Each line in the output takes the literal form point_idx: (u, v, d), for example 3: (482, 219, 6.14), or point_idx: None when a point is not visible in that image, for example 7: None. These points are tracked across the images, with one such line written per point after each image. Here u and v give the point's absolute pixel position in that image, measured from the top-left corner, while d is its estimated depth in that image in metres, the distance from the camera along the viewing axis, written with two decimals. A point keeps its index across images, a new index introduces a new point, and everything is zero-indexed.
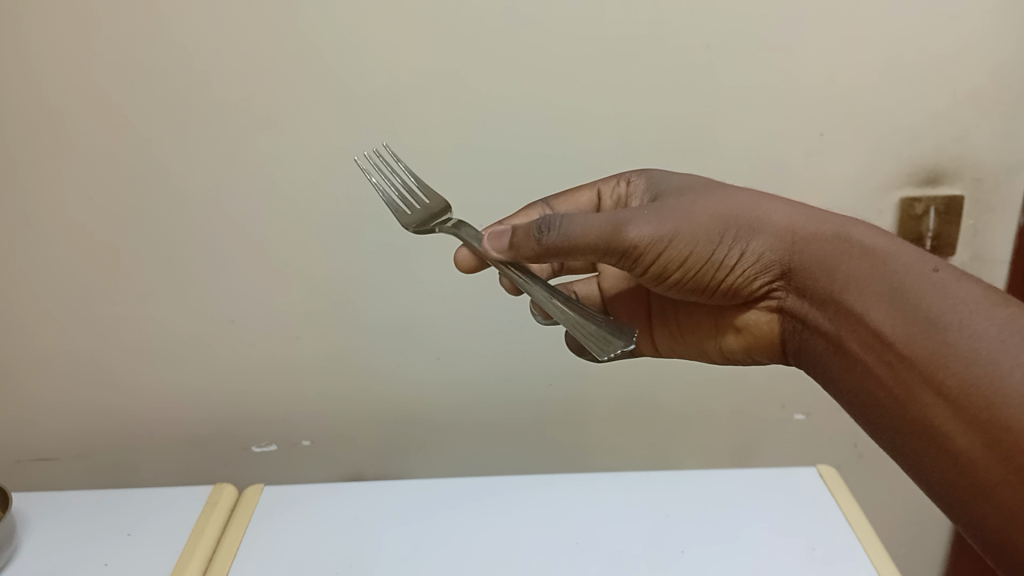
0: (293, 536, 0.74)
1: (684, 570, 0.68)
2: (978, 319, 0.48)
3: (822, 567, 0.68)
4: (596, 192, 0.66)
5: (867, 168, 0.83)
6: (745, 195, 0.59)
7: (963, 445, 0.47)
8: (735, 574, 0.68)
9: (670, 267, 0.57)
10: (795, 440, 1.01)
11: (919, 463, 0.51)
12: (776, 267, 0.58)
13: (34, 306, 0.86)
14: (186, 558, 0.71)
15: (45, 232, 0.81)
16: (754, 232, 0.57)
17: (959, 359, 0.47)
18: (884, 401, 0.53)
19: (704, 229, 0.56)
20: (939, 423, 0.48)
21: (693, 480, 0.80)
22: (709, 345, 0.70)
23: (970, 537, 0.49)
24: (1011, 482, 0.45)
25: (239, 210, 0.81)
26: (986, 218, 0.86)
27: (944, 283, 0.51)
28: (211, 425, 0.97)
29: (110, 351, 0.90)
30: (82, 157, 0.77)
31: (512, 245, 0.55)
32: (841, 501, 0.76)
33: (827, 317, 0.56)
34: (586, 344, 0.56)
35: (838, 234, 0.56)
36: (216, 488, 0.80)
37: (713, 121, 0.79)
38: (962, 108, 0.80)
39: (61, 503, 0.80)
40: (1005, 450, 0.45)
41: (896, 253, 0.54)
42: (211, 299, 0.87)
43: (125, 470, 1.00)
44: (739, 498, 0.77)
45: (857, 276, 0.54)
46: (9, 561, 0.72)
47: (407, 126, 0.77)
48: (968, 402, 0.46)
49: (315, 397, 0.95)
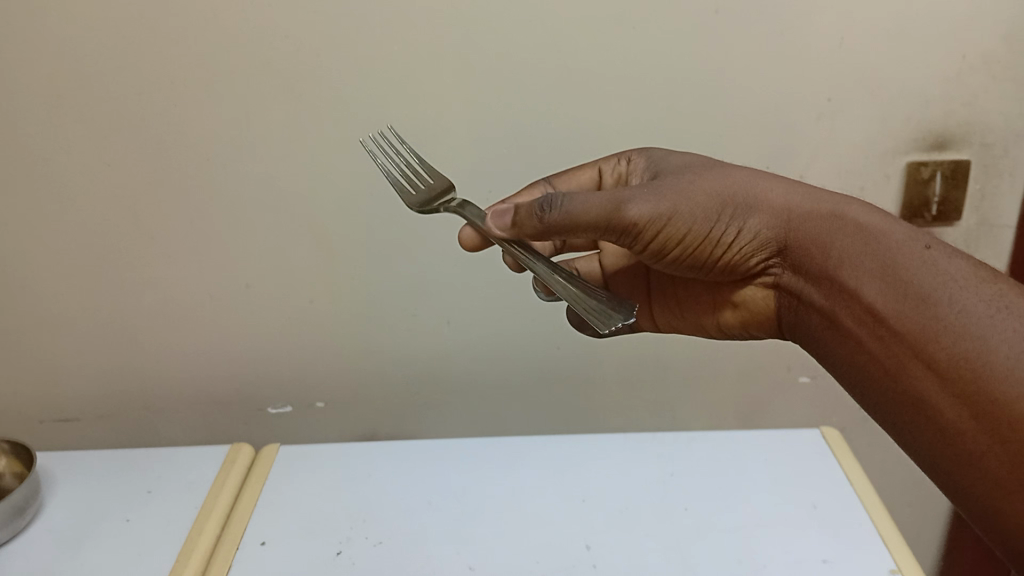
0: (310, 491, 0.76)
1: (687, 526, 0.70)
2: (968, 296, 0.50)
3: (823, 524, 0.70)
4: (596, 170, 0.67)
5: (875, 133, 0.84)
6: (741, 173, 0.60)
7: (952, 417, 0.49)
8: (736, 529, 0.70)
9: (669, 244, 0.58)
10: (800, 402, 1.03)
11: (909, 434, 0.52)
12: (772, 245, 0.59)
13: (54, 269, 0.88)
14: (206, 513, 0.73)
15: (64, 196, 0.83)
16: (751, 209, 0.58)
17: (949, 333, 0.49)
18: (875, 375, 0.54)
19: (703, 208, 0.57)
20: (929, 395, 0.50)
21: (698, 440, 0.82)
22: (708, 320, 0.71)
23: (958, 508, 0.51)
24: (997, 452, 0.47)
25: (254, 175, 0.82)
26: (993, 183, 0.86)
27: (934, 260, 0.52)
28: (228, 386, 0.99)
29: (128, 314, 0.92)
30: (99, 122, 0.78)
31: (515, 224, 0.55)
32: (843, 461, 0.78)
33: (821, 293, 0.57)
34: (587, 319, 0.58)
35: (833, 212, 0.57)
36: (234, 448, 0.82)
37: (723, 85, 0.80)
38: (970, 73, 0.80)
39: (83, 461, 0.82)
40: (993, 421, 0.46)
41: (889, 230, 0.55)
42: (227, 263, 0.88)
43: (144, 430, 1.02)
44: (743, 458, 0.79)
45: (851, 253, 0.55)
46: (36, 515, 0.74)
47: (419, 91, 0.78)
48: (957, 376, 0.48)
49: (328, 360, 0.97)
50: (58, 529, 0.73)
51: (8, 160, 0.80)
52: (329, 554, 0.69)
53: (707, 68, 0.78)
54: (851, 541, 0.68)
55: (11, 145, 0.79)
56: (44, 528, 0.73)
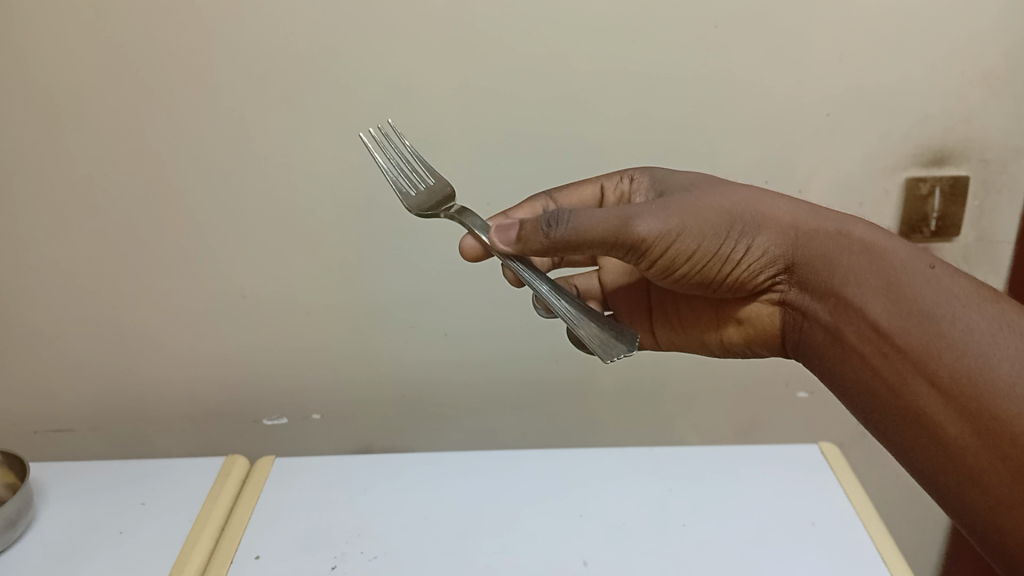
0: (305, 505, 0.76)
1: (685, 541, 0.70)
2: (972, 314, 0.50)
3: (820, 541, 0.69)
4: (599, 187, 0.67)
5: (875, 149, 0.84)
6: (749, 192, 0.60)
7: (953, 434, 0.48)
8: (733, 546, 0.69)
9: (677, 261, 0.57)
10: (798, 418, 1.03)
11: (911, 452, 0.52)
12: (780, 262, 0.59)
13: (51, 279, 0.87)
14: (201, 525, 0.73)
15: (62, 205, 0.82)
16: (758, 226, 0.58)
17: (951, 350, 0.49)
18: (878, 392, 0.54)
19: (711, 225, 0.57)
20: (932, 413, 0.50)
21: (695, 455, 0.81)
22: (711, 337, 0.71)
23: (959, 523, 0.50)
24: (998, 470, 0.46)
25: (253, 187, 0.82)
26: (992, 199, 0.86)
27: (938, 279, 0.52)
28: (224, 398, 0.98)
29: (125, 324, 0.91)
30: (100, 133, 0.78)
31: (521, 238, 0.55)
32: (841, 476, 0.77)
33: (827, 310, 0.57)
34: (589, 346, 0.57)
35: (839, 230, 0.57)
36: (229, 460, 0.81)
37: (723, 100, 0.80)
38: (969, 90, 0.81)
39: (77, 472, 0.81)
40: (994, 438, 0.46)
41: (895, 249, 0.55)
42: (225, 275, 0.88)
43: (139, 441, 1.02)
44: (739, 473, 0.78)
45: (857, 270, 0.55)
46: (29, 527, 0.74)
47: (420, 103, 0.78)
48: (960, 393, 0.48)
49: (325, 372, 0.97)
50: (51, 540, 0.72)
51: (6, 170, 0.80)
52: (323, 569, 0.68)
53: (708, 83, 0.79)
54: (850, 558, 0.67)
55: (10, 155, 0.79)
56: (36, 540, 0.72)
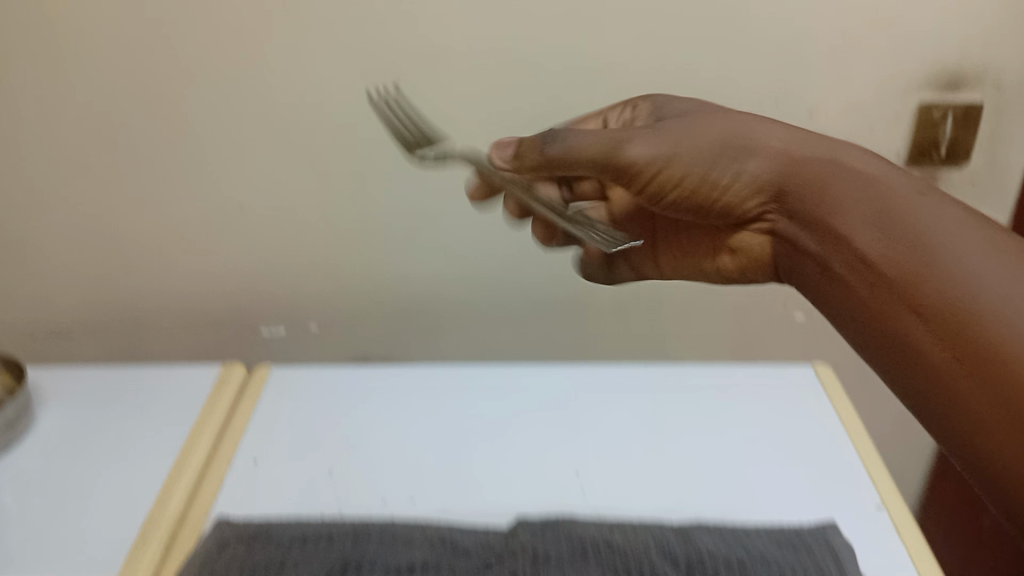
0: (298, 419, 0.75)
1: (677, 463, 0.70)
2: (960, 242, 0.48)
3: (814, 464, 0.70)
4: (600, 118, 0.67)
5: (890, 71, 0.81)
6: (743, 118, 0.59)
7: (937, 364, 0.47)
8: (727, 470, 0.69)
9: (667, 185, 0.58)
10: (794, 339, 1.03)
11: (899, 382, 0.51)
12: (771, 190, 0.58)
13: (46, 180, 0.86)
14: (199, 430, 0.74)
15: (56, 105, 0.81)
16: (749, 152, 0.57)
17: (937, 278, 0.48)
18: (867, 321, 0.53)
19: (704, 149, 0.57)
20: (916, 342, 0.49)
21: (692, 376, 0.81)
22: (709, 265, 0.71)
23: (944, 452, 0.49)
24: (979, 398, 0.45)
25: (250, 93, 0.80)
26: (1005, 127, 0.84)
27: (929, 207, 0.50)
28: (222, 306, 0.98)
29: (121, 231, 0.91)
30: (93, 30, 0.76)
31: (516, 155, 0.59)
32: (836, 400, 0.77)
33: (817, 239, 0.56)
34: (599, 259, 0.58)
35: (833, 157, 0.56)
36: (226, 371, 0.81)
37: (736, 15, 0.77)
38: (990, 11, 0.78)
39: (76, 377, 0.82)
40: (976, 366, 0.45)
41: (886, 176, 0.53)
42: (221, 183, 0.86)
43: (138, 345, 1.02)
44: (735, 395, 0.78)
45: (846, 198, 0.53)
46: (29, 427, 0.75)
47: (422, 9, 0.75)
48: (944, 322, 0.47)
49: (324, 283, 0.96)
50: (51, 440, 0.74)
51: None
52: (316, 484, 0.68)
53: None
54: (843, 481, 0.68)
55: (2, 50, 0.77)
56: (36, 439, 0.74)
